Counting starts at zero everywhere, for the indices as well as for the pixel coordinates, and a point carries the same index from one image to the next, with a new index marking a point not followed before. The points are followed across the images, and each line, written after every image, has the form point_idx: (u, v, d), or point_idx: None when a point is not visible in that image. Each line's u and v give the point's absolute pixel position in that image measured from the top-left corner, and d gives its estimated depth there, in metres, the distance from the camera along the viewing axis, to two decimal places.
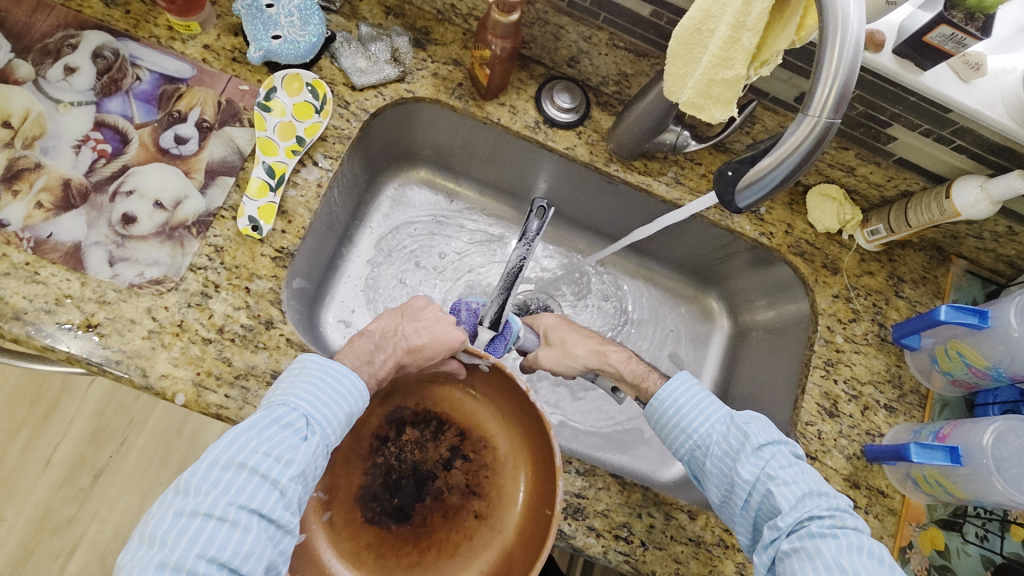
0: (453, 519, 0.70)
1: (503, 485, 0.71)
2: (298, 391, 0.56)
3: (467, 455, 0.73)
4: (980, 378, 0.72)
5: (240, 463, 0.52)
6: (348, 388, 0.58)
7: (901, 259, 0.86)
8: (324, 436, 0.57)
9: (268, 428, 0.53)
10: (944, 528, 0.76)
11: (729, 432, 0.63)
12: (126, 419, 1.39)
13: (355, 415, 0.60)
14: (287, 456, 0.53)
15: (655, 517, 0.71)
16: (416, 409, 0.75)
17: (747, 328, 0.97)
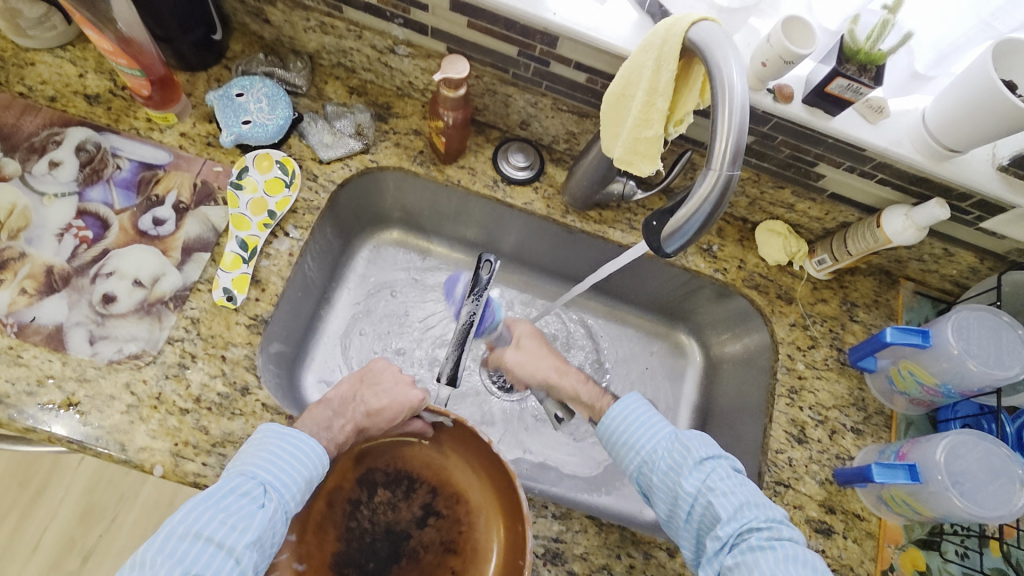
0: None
1: (477, 539, 0.73)
2: (257, 460, 0.59)
3: (441, 511, 0.75)
4: (933, 396, 0.75)
5: (195, 534, 0.53)
6: (306, 453, 0.61)
7: (852, 285, 0.90)
8: (282, 502, 0.58)
9: (225, 497, 0.55)
10: (923, 548, 0.77)
11: (673, 448, 0.66)
12: (115, 496, 1.39)
13: (314, 481, 0.62)
14: (243, 523, 0.54)
15: (634, 556, 0.72)
16: (388, 469, 0.76)
17: (717, 361, 1.00)
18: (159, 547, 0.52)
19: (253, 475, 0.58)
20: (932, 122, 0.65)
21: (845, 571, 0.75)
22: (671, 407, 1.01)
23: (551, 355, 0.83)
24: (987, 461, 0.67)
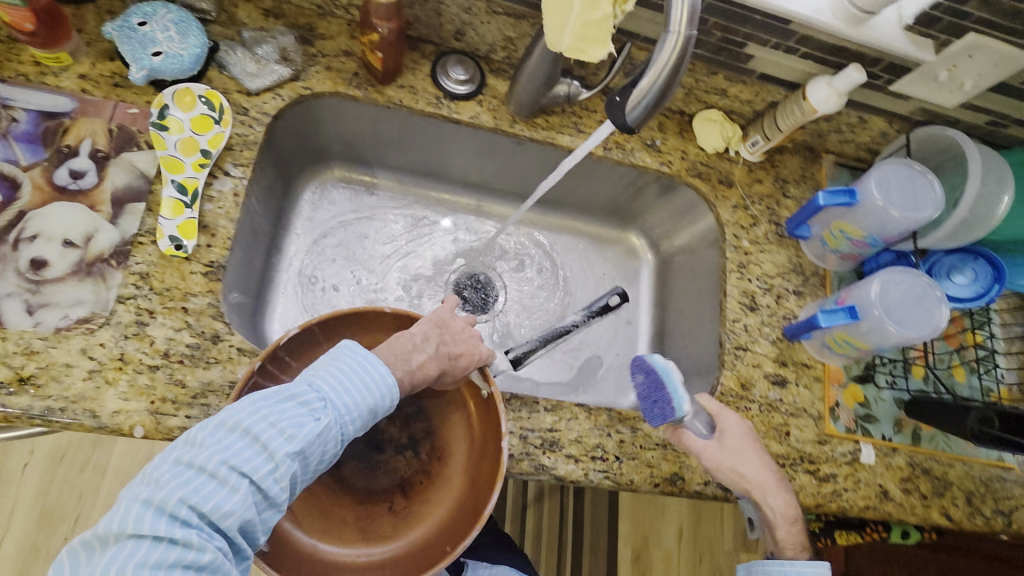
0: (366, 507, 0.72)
1: (430, 498, 0.73)
2: (324, 374, 0.58)
3: (416, 463, 0.76)
4: (861, 248, 0.84)
5: (240, 428, 0.51)
6: (375, 382, 0.59)
7: (782, 164, 0.97)
8: (339, 420, 0.57)
9: (285, 402, 0.54)
10: (861, 383, 0.89)
11: None
12: (74, 495, 1.37)
13: (378, 411, 0.60)
14: (292, 431, 0.53)
15: (623, 432, 0.78)
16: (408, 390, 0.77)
17: (669, 255, 1.06)
18: (210, 430, 0.51)
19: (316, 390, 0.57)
20: None
21: (801, 413, 0.86)
22: (631, 305, 1.08)
23: (752, 453, 0.74)
24: (912, 291, 0.76)
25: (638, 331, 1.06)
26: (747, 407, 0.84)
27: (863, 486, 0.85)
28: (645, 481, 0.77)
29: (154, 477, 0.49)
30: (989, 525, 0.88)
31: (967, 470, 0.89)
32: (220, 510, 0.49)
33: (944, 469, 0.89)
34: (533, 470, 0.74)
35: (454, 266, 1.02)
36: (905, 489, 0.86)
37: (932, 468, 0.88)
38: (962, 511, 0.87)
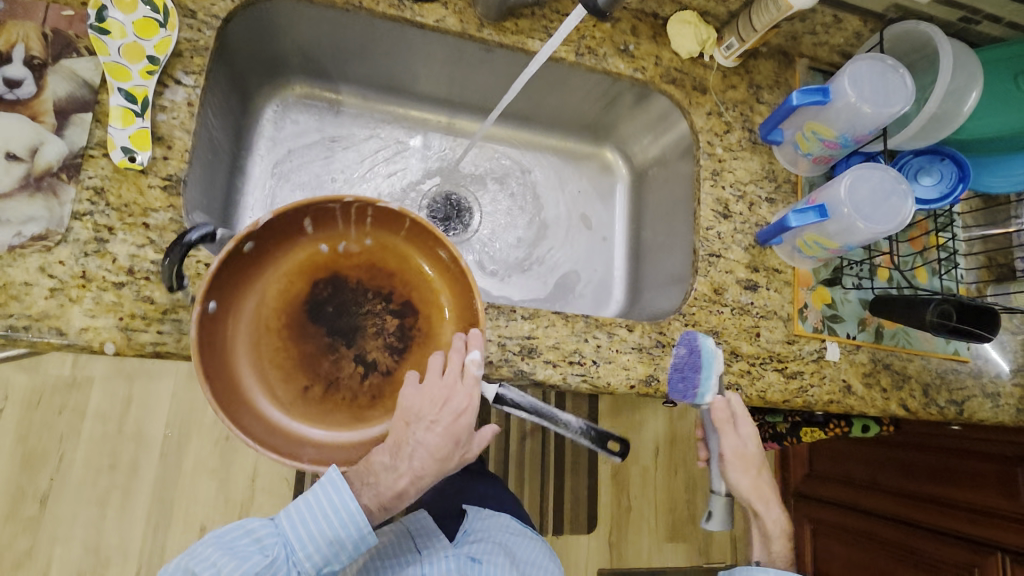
0: (301, 376, 0.71)
1: (330, 414, 0.70)
2: (287, 521, 0.67)
3: (362, 382, 0.73)
4: (833, 149, 0.83)
5: (193, 571, 0.64)
6: (336, 506, 0.64)
7: (756, 69, 0.96)
8: (294, 553, 0.66)
9: (243, 546, 0.65)
10: (829, 285, 0.91)
11: None
12: (54, 438, 1.40)
13: (343, 540, 0.66)
14: (234, 565, 0.63)
15: (599, 337, 0.79)
16: (413, 328, 0.76)
17: (643, 168, 1.06)
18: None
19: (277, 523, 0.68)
20: None
21: (771, 316, 0.88)
22: (606, 221, 1.08)
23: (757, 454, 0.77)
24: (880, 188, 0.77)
25: (614, 249, 1.07)
26: (720, 311, 0.86)
27: (828, 381, 0.89)
28: (622, 383, 0.79)
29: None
30: (942, 413, 0.93)
31: (924, 365, 0.94)
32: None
33: (903, 363, 0.93)
34: (512, 376, 0.75)
35: (427, 186, 1.01)
36: (867, 383, 0.91)
37: (892, 363, 0.93)
38: (918, 401, 0.93)
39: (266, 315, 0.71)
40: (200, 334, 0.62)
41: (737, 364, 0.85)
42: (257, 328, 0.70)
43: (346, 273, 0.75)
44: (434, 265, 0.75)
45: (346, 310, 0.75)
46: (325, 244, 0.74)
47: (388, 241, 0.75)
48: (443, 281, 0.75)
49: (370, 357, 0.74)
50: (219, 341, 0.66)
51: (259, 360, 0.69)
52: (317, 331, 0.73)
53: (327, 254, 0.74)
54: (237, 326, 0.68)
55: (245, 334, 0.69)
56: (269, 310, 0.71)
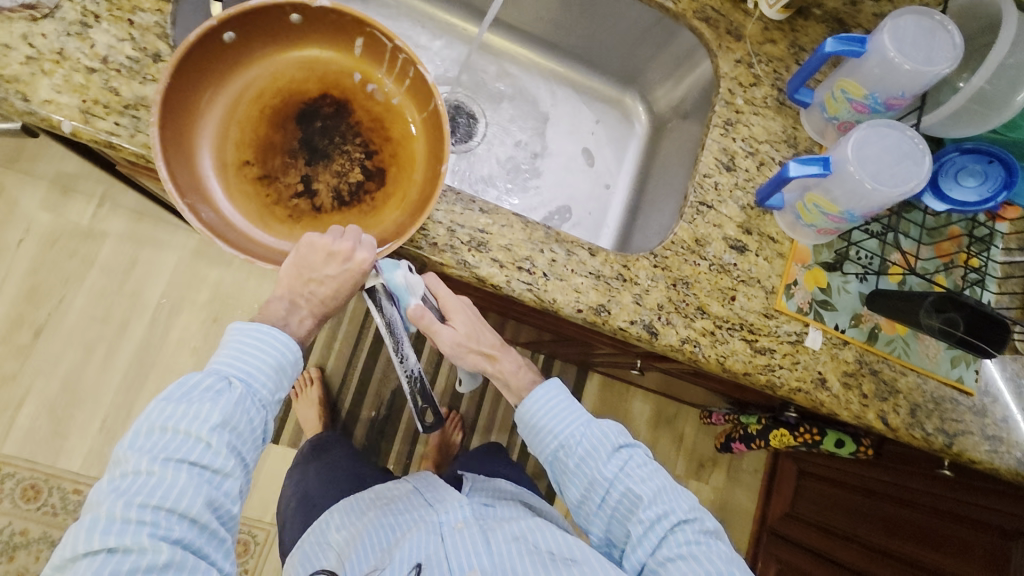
0: (250, 153, 0.72)
1: (242, 193, 0.70)
2: (222, 359, 0.65)
3: (291, 198, 0.72)
4: (862, 113, 0.76)
5: (162, 427, 0.60)
6: (272, 342, 0.66)
7: (803, 29, 0.88)
8: (251, 387, 0.65)
9: (190, 392, 0.62)
10: (827, 269, 0.83)
11: (591, 433, 0.76)
12: (61, 279, 1.44)
13: (287, 365, 0.67)
14: (204, 410, 0.61)
15: (556, 253, 0.75)
16: (367, 192, 0.74)
17: (664, 117, 1.02)
18: (136, 441, 0.59)
19: (221, 372, 0.64)
20: None
21: (753, 283, 0.81)
22: (614, 166, 1.04)
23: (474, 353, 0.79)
24: (894, 148, 0.72)
25: (616, 197, 1.02)
26: (696, 263, 0.79)
27: (801, 368, 0.80)
28: (568, 304, 0.74)
29: (117, 475, 0.58)
30: (928, 441, 0.82)
31: (918, 383, 0.83)
32: (195, 515, 0.59)
33: (894, 375, 0.83)
34: (454, 264, 0.71)
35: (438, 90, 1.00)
36: (846, 384, 0.81)
37: (881, 370, 0.83)
38: (901, 420, 0.82)
39: (263, 86, 0.73)
40: (200, 43, 0.65)
41: (701, 322, 0.78)
42: (249, 90, 0.72)
43: (355, 109, 0.77)
44: (427, 153, 0.74)
45: (321, 137, 0.75)
46: (358, 75, 0.76)
47: (401, 109, 0.77)
48: (424, 164, 0.74)
49: (315, 185, 0.73)
50: (212, 65, 0.68)
51: (233, 116, 0.71)
52: (293, 133, 0.74)
53: (351, 83, 0.76)
54: (237, 71, 0.71)
55: (239, 84, 0.72)
56: (270, 87, 0.74)
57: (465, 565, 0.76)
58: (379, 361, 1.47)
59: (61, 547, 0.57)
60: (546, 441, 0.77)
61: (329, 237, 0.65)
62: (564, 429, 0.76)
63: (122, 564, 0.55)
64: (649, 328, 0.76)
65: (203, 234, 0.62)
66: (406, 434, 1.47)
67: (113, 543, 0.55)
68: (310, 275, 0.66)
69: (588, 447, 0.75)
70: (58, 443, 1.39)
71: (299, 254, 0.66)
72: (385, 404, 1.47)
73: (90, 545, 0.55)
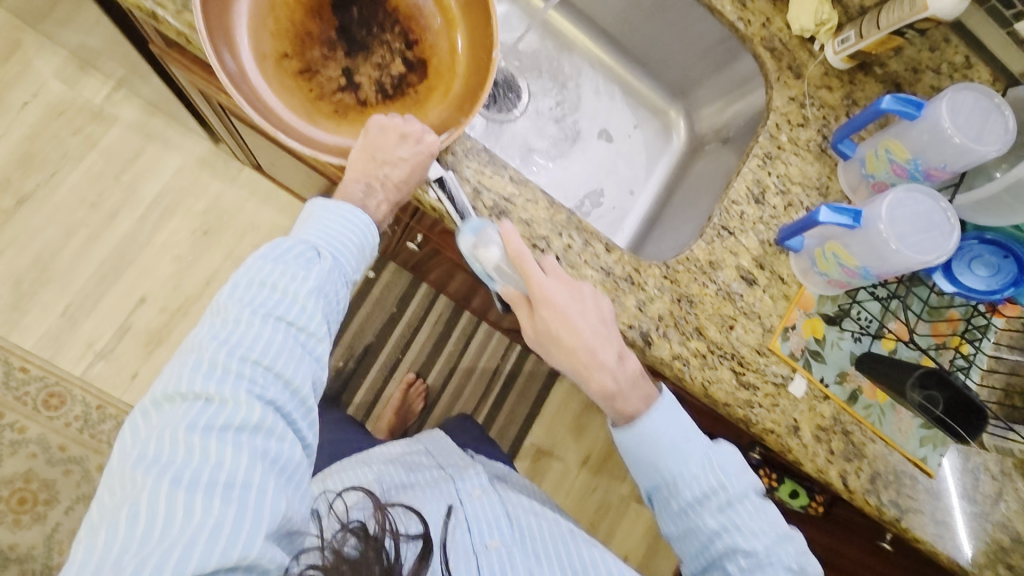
0: (287, 44, 0.70)
1: (288, 87, 0.68)
2: (310, 229, 0.64)
3: (333, 92, 0.70)
4: (900, 176, 0.77)
5: (260, 283, 0.57)
6: (354, 220, 0.65)
7: (860, 84, 0.87)
8: (339, 262, 0.64)
9: (283, 253, 0.60)
10: (826, 322, 0.83)
11: (704, 475, 0.65)
12: (59, 152, 1.39)
13: (366, 247, 0.67)
14: (301, 273, 0.59)
15: (573, 240, 0.74)
16: (410, 81, 0.73)
17: (704, 139, 1.02)
18: (237, 291, 0.57)
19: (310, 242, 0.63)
20: None
21: (753, 317, 0.80)
22: (644, 175, 1.03)
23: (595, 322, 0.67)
24: (925, 216, 0.73)
25: (638, 205, 1.02)
26: (704, 284, 0.79)
27: (778, 411, 0.80)
28: None
29: (217, 322, 0.56)
30: (879, 509, 0.83)
31: (884, 453, 0.84)
32: (288, 376, 0.56)
33: (864, 440, 0.84)
34: None
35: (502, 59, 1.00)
36: (817, 437, 0.81)
37: (852, 433, 0.83)
38: (860, 483, 0.82)
39: None
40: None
41: (695, 342, 0.77)
42: None
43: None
44: (468, 42, 0.74)
45: (359, 27, 0.74)
46: None
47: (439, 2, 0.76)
48: (466, 54, 0.74)
49: (357, 78, 0.72)
50: None
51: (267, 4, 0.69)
52: (330, 22, 0.72)
53: None
54: None
55: None
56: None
57: (484, 534, 0.70)
58: (359, 314, 1.45)
59: (158, 386, 0.53)
60: (651, 474, 0.67)
61: (399, 118, 0.66)
62: (673, 470, 0.66)
63: (218, 415, 0.51)
64: (645, 336, 0.75)
65: (262, 126, 0.61)
66: (370, 391, 1.45)
67: (211, 391, 0.51)
68: (384, 157, 0.64)
69: (705, 480, 0.65)
70: (15, 317, 1.33)
71: (371, 139, 0.65)
72: (357, 357, 1.45)
73: (189, 386, 0.52)
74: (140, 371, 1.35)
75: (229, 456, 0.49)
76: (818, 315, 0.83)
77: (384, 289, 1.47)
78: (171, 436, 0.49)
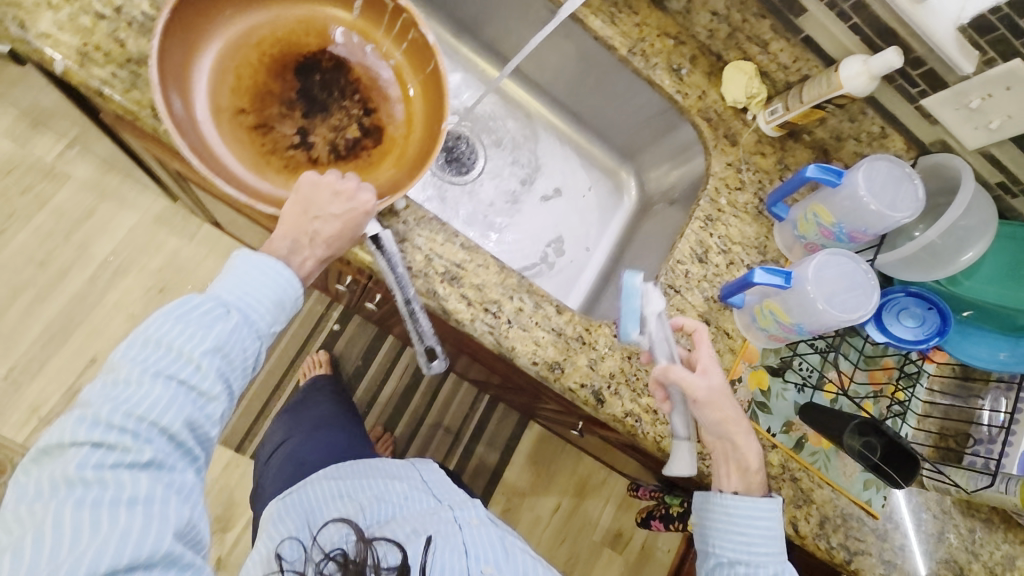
0: (246, 100, 0.73)
1: (239, 139, 0.71)
2: (224, 284, 0.62)
3: (286, 149, 0.73)
4: (827, 238, 0.83)
5: (156, 342, 0.57)
6: (270, 277, 0.63)
7: (791, 150, 0.94)
8: (250, 320, 0.62)
9: (188, 313, 0.59)
10: (770, 373, 0.87)
11: (766, 562, 0.71)
12: (7, 211, 1.37)
13: (287, 301, 0.65)
14: (200, 332, 0.58)
15: (524, 302, 0.77)
16: (364, 145, 0.76)
17: (651, 199, 1.07)
18: (131, 349, 0.56)
19: (221, 298, 0.61)
20: None
21: None
22: (598, 231, 1.08)
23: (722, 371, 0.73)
24: (851, 279, 0.78)
25: (593, 260, 1.06)
26: None
27: None
28: (525, 355, 0.75)
29: (110, 381, 0.56)
30: (830, 553, 0.86)
31: (831, 498, 0.88)
32: (172, 431, 0.56)
33: (811, 485, 0.87)
34: (424, 293, 0.73)
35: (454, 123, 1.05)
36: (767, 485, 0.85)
37: (800, 479, 0.87)
38: (810, 528, 0.85)
39: (264, 36, 0.75)
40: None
41: (647, 398, 0.80)
42: (249, 38, 0.74)
43: (354, 68, 0.79)
44: (423, 114, 0.77)
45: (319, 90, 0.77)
46: (358, 36, 0.79)
47: (399, 72, 0.79)
48: (419, 125, 0.77)
49: (311, 138, 0.75)
50: (209, 9, 0.70)
51: (231, 62, 0.72)
52: (290, 84, 0.75)
53: (352, 44, 0.79)
54: (235, 19, 0.73)
55: (238, 28, 0.73)
56: (266, 34, 0.75)
57: (482, 560, 0.74)
58: (323, 367, 1.45)
59: (50, 435, 0.54)
60: (724, 551, 0.72)
61: (333, 176, 0.67)
62: (760, 553, 0.71)
63: (101, 466, 0.52)
64: (597, 394, 0.78)
65: (201, 172, 0.62)
66: None
67: (95, 442, 0.52)
68: (316, 213, 0.65)
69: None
70: None
71: (304, 195, 0.66)
72: None
73: (73, 438, 0.52)
74: None
75: (113, 498, 0.51)
76: (763, 367, 0.87)
77: (347, 343, 1.47)
78: (51, 485, 0.50)
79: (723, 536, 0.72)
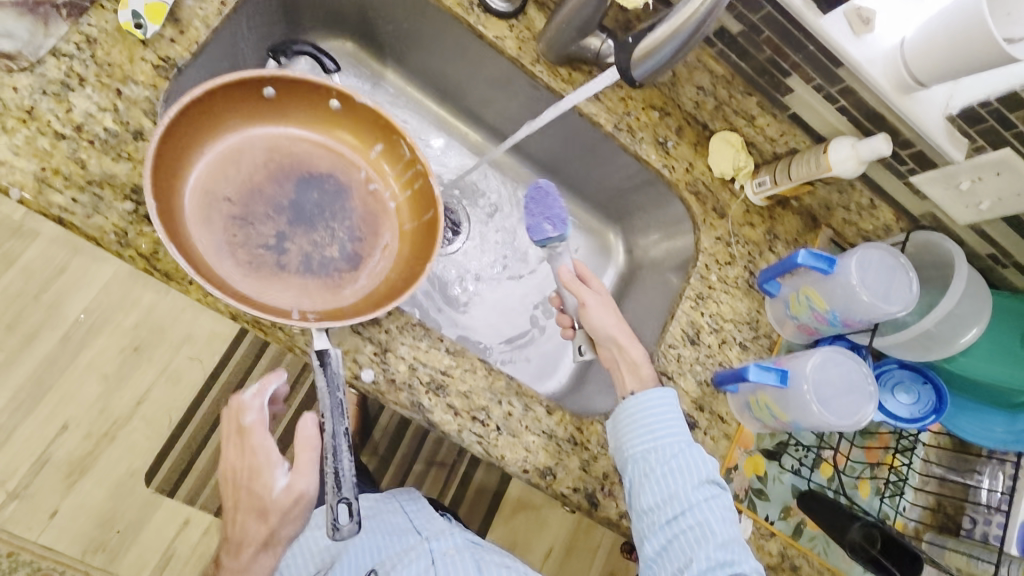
0: (234, 191, 0.69)
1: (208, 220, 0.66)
2: None
3: (255, 248, 0.68)
4: (820, 322, 0.80)
5: None
6: None
7: (780, 219, 0.91)
8: None
9: None
10: (766, 457, 0.85)
11: (686, 457, 0.70)
12: None
13: None
14: None
15: (513, 406, 0.74)
16: (339, 273, 0.71)
17: (639, 266, 1.00)
18: None
19: None
20: (910, 53, 0.67)
21: None
22: None
23: (619, 313, 0.78)
24: (850, 379, 0.75)
25: None
26: None
27: None
28: (515, 463, 0.72)
29: None
30: None
31: None
32: None
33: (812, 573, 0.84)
34: (408, 405, 0.69)
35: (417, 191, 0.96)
36: None
37: (801, 567, 0.84)
38: None
39: (280, 144, 0.73)
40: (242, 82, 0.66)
41: None
42: (265, 140, 0.72)
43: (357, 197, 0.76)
44: (407, 260, 0.72)
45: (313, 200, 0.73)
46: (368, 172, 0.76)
47: (397, 210, 0.76)
48: (401, 267, 0.72)
49: (285, 246, 0.70)
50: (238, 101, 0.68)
51: (238, 154, 0.70)
52: (286, 192, 0.72)
53: (360, 176, 0.76)
54: (260, 119, 0.71)
55: (260, 128, 0.71)
56: (286, 143, 0.73)
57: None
58: None
59: None
60: (642, 440, 0.70)
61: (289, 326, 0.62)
62: (671, 441, 0.70)
63: None
64: (590, 497, 0.74)
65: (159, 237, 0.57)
66: None
67: None
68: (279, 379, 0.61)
69: (686, 466, 0.70)
70: None
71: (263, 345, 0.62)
72: None
73: None
74: (60, 509, 1.26)
75: None
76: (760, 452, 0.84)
77: None
78: None
79: (634, 435, 0.71)
